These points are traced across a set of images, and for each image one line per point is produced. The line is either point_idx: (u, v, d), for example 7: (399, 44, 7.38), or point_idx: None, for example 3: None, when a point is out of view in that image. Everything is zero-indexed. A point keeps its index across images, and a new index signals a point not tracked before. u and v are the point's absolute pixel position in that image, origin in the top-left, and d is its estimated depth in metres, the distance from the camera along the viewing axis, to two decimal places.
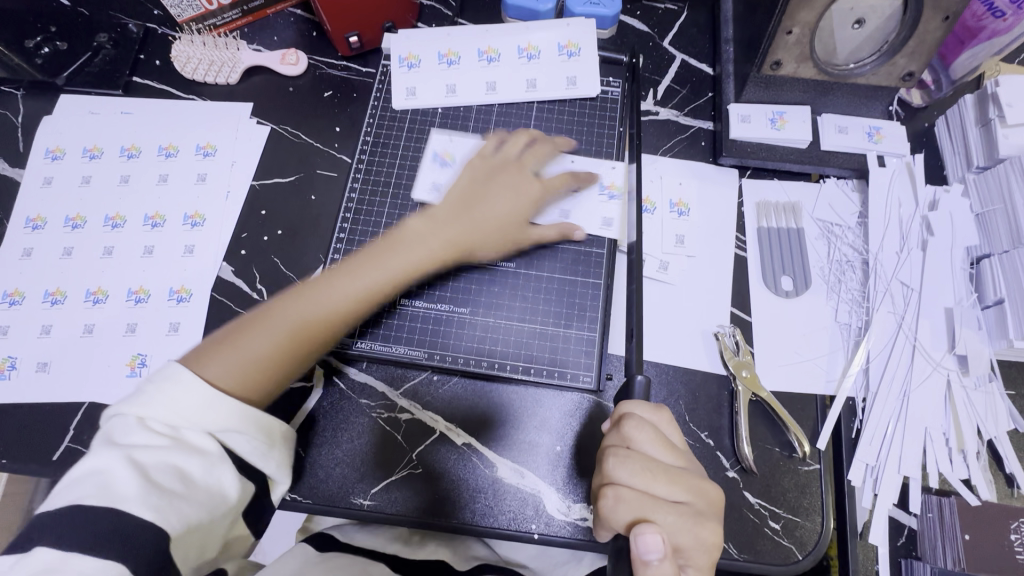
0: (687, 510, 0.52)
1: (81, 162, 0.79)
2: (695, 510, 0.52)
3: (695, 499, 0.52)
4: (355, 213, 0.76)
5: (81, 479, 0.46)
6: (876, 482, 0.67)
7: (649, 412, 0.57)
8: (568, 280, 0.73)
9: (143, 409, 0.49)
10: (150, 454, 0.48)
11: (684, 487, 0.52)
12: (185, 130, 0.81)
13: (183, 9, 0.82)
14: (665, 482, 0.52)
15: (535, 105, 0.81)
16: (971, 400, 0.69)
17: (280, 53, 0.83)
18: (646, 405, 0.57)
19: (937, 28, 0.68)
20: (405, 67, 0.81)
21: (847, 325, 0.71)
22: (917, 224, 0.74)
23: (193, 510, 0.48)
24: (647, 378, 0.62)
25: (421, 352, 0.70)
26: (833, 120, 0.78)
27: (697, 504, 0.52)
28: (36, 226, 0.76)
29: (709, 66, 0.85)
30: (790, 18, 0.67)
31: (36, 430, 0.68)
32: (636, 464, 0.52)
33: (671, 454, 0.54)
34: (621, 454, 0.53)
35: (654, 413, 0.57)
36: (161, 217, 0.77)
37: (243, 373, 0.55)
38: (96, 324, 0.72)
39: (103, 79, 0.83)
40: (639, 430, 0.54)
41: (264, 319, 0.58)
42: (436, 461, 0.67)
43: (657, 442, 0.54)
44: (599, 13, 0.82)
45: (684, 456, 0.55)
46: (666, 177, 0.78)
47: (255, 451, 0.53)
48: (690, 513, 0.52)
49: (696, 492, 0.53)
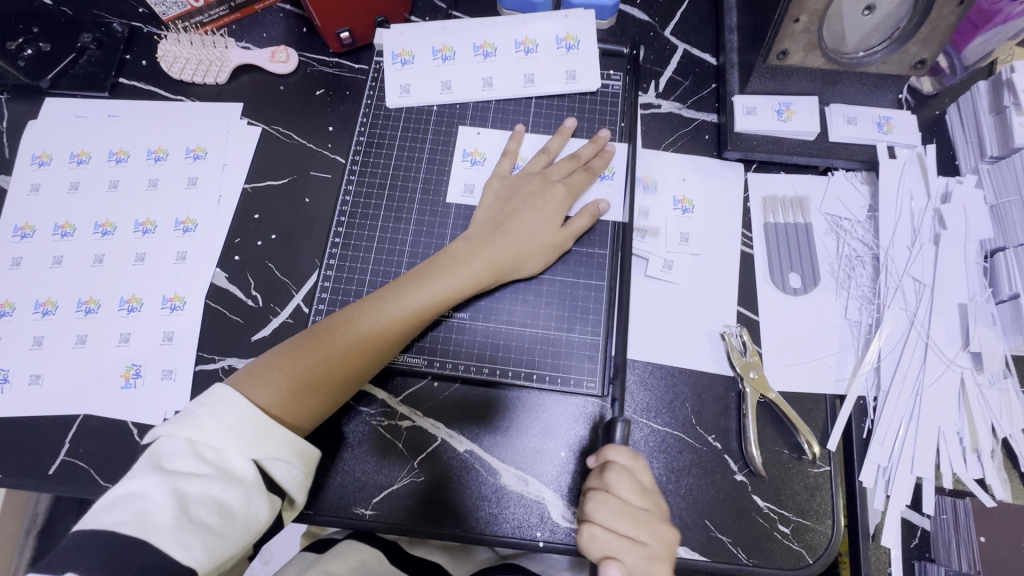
0: (644, 553, 0.52)
1: (69, 168, 0.77)
2: (651, 554, 0.52)
3: (654, 542, 0.53)
4: (350, 217, 0.74)
5: (120, 501, 0.48)
6: (888, 484, 0.66)
7: (627, 459, 0.56)
8: (571, 283, 0.71)
9: (194, 434, 0.51)
10: (193, 482, 0.49)
11: (645, 532, 0.53)
12: (174, 133, 0.78)
13: (168, 7, 0.79)
14: (629, 525, 0.53)
15: (533, 101, 0.79)
16: (985, 397, 0.67)
17: (269, 50, 0.80)
18: (626, 450, 0.56)
19: (951, 12, 0.66)
20: (399, 64, 0.79)
21: (857, 323, 0.70)
22: (929, 218, 0.72)
23: (223, 541, 0.48)
24: (628, 421, 0.60)
25: (421, 359, 0.68)
26: (841, 110, 0.75)
27: (656, 548, 0.53)
28: (25, 234, 0.74)
29: (712, 56, 0.82)
30: (797, 7, 0.65)
31: (31, 444, 0.67)
32: (608, 507, 0.53)
33: (643, 500, 0.54)
34: (595, 496, 0.54)
35: (631, 459, 0.56)
36: (151, 223, 0.75)
37: (288, 403, 0.58)
38: (89, 334, 0.70)
39: (89, 81, 0.80)
40: (613, 475, 0.54)
41: (310, 349, 0.60)
42: (438, 468, 0.65)
43: (630, 487, 0.54)
44: (599, 3, 0.79)
45: (654, 501, 0.55)
46: (671, 173, 0.76)
47: (293, 480, 0.55)
48: (647, 555, 0.52)
49: (657, 536, 0.53)
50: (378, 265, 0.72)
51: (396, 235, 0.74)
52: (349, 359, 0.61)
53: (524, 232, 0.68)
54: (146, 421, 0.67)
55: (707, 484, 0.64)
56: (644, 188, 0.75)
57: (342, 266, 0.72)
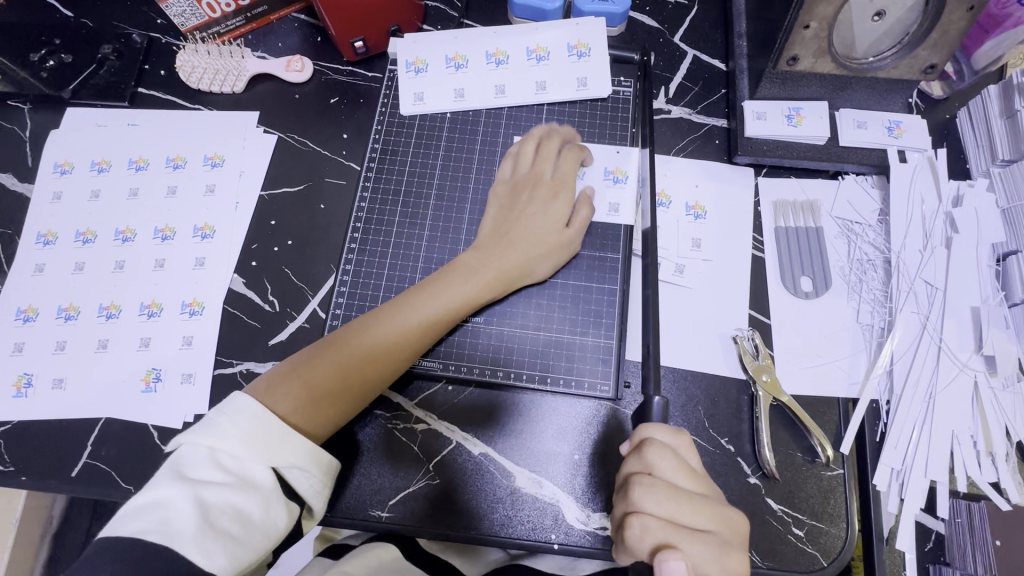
0: (713, 539, 0.52)
1: (89, 175, 0.79)
2: (720, 539, 0.52)
3: (721, 528, 0.53)
4: (365, 223, 0.75)
5: (144, 508, 0.49)
6: (903, 487, 0.66)
7: (670, 437, 0.57)
8: (584, 288, 0.72)
9: (216, 442, 0.52)
10: (214, 490, 0.50)
11: (709, 516, 0.52)
12: (193, 141, 0.80)
13: (187, 18, 0.80)
14: (690, 510, 0.52)
15: (545, 108, 0.80)
16: (998, 400, 0.67)
17: (285, 60, 0.82)
18: (667, 430, 0.57)
19: (961, 18, 0.66)
20: (412, 72, 0.80)
21: (869, 326, 0.70)
22: (940, 221, 0.73)
23: (244, 549, 0.49)
24: (665, 399, 0.61)
25: (436, 362, 0.69)
26: (851, 115, 0.76)
27: (722, 533, 0.53)
28: (47, 241, 0.76)
29: (721, 62, 0.83)
30: (807, 13, 0.65)
31: (54, 448, 0.68)
32: (661, 492, 0.52)
33: (692, 480, 0.54)
34: (646, 481, 0.53)
35: (673, 437, 0.57)
36: (170, 230, 0.76)
37: (306, 413, 0.59)
38: (110, 339, 0.72)
39: (109, 91, 0.82)
40: (661, 457, 0.54)
41: (326, 358, 0.61)
42: (452, 471, 0.66)
43: (679, 469, 0.54)
44: (609, 11, 0.80)
45: (705, 482, 0.55)
46: (681, 178, 0.77)
47: (311, 489, 0.56)
48: (717, 542, 0.52)
49: (722, 521, 0.53)
50: (393, 270, 0.73)
51: (410, 242, 0.75)
52: (365, 368, 0.62)
53: (531, 233, 0.69)
54: (166, 423, 0.68)
55: (721, 486, 0.65)
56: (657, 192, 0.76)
57: (359, 272, 0.73)
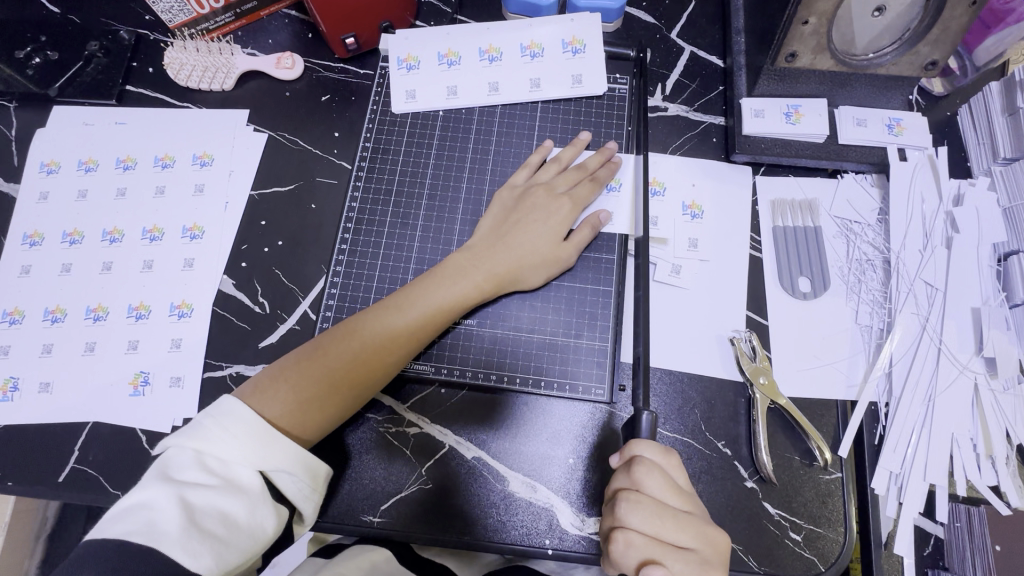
0: (695, 558, 0.51)
1: (76, 175, 0.78)
2: (702, 558, 0.51)
3: (703, 546, 0.52)
4: (356, 224, 0.74)
5: (128, 511, 0.48)
6: (901, 491, 0.65)
7: (659, 455, 0.55)
8: (578, 290, 0.71)
9: (202, 444, 0.51)
10: (199, 492, 0.49)
11: (692, 534, 0.52)
12: (182, 139, 0.79)
13: (174, 14, 0.79)
14: (674, 528, 0.52)
15: (539, 105, 0.79)
16: (999, 403, 0.66)
17: (275, 57, 0.81)
18: (656, 447, 0.56)
19: (963, 13, 0.65)
20: (404, 69, 0.78)
21: (868, 327, 0.69)
22: (941, 220, 0.72)
23: (230, 550, 0.48)
24: (653, 414, 0.60)
25: (428, 366, 0.68)
26: (850, 112, 0.75)
27: (705, 551, 0.52)
28: (34, 242, 0.75)
29: (719, 59, 0.82)
30: (806, 8, 0.64)
31: (40, 452, 0.67)
32: (646, 510, 0.52)
33: (679, 499, 0.53)
34: (632, 498, 0.52)
35: (662, 456, 0.56)
36: (159, 230, 0.75)
37: (295, 417, 0.58)
38: (97, 342, 0.70)
39: (96, 89, 0.81)
40: (649, 474, 0.53)
41: (315, 361, 0.60)
42: (445, 475, 0.65)
43: (667, 487, 0.53)
44: (604, 6, 0.79)
45: (690, 500, 0.55)
46: (678, 178, 0.75)
47: (300, 493, 0.54)
48: (699, 561, 0.51)
49: (705, 540, 0.52)
50: (384, 272, 0.72)
51: (402, 242, 0.73)
52: (356, 370, 0.61)
53: (528, 241, 0.68)
54: (154, 428, 0.67)
55: (718, 490, 0.64)
56: (653, 192, 0.75)
57: (349, 273, 0.72)
